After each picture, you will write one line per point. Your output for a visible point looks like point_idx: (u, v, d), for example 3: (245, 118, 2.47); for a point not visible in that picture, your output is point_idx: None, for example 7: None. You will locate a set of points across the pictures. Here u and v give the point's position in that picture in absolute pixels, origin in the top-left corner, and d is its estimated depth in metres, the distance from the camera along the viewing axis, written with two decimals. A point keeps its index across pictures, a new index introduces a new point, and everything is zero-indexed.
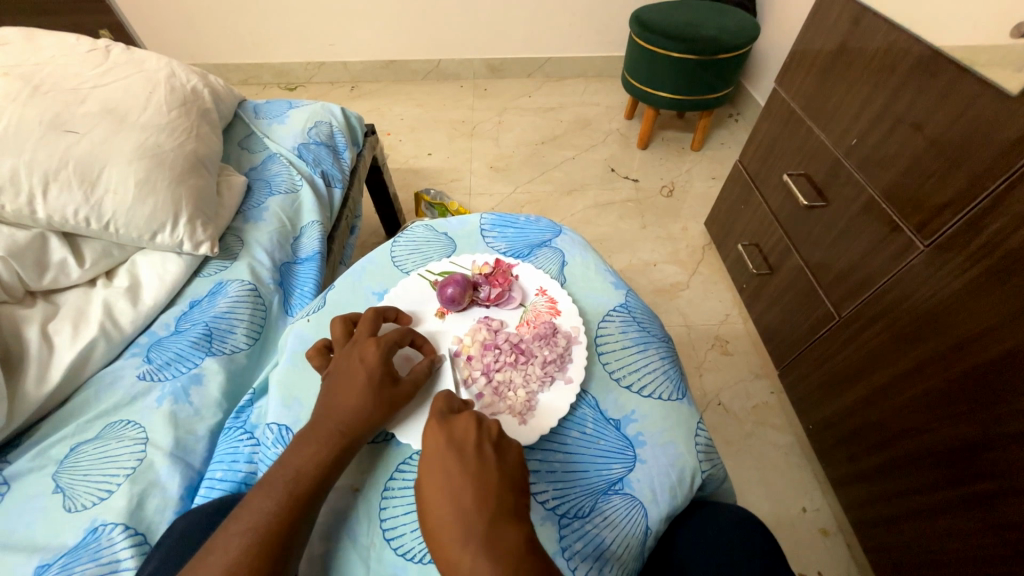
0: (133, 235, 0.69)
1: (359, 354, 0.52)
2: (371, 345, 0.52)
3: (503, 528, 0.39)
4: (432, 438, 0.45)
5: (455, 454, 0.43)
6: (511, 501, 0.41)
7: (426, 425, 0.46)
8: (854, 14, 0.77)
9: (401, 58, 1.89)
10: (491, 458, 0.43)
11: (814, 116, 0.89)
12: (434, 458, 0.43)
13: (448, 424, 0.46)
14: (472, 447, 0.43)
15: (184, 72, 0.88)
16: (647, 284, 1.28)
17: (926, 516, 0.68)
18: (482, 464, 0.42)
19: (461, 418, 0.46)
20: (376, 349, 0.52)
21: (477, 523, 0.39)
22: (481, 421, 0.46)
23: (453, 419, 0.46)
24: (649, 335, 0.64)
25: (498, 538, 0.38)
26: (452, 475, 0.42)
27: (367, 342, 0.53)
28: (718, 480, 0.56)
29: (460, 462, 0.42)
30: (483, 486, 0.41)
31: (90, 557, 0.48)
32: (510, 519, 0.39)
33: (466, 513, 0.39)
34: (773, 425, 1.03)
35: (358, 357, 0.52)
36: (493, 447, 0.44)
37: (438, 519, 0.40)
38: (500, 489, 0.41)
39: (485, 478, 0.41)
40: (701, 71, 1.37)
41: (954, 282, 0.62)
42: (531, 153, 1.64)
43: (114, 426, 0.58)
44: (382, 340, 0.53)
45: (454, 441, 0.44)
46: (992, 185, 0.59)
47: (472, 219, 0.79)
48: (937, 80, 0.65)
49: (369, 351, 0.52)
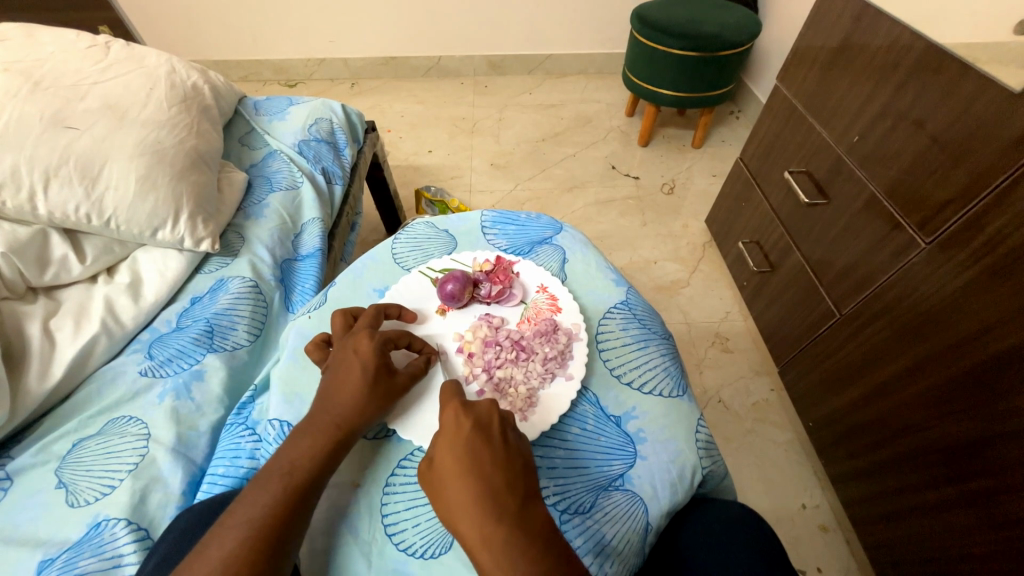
0: (134, 231, 0.69)
1: (353, 346, 0.52)
2: (364, 336, 0.52)
3: (532, 510, 0.40)
4: (454, 421, 0.44)
5: (482, 437, 0.43)
6: (534, 485, 0.42)
7: (446, 407, 0.46)
8: (856, 11, 0.77)
9: (402, 54, 1.89)
10: (515, 443, 0.44)
11: (815, 113, 0.89)
12: (458, 440, 0.43)
13: (471, 407, 0.46)
14: (498, 433, 0.44)
15: (184, 68, 0.88)
16: (648, 281, 1.28)
17: (924, 512, 0.68)
18: (508, 447, 0.43)
19: (484, 403, 0.46)
20: (370, 340, 0.52)
21: (510, 503, 0.40)
22: (501, 408, 0.47)
23: (473, 404, 0.46)
24: (650, 332, 0.64)
25: (530, 517, 0.39)
26: (481, 456, 0.42)
27: (361, 333, 0.53)
28: (718, 477, 0.56)
29: (488, 444, 0.43)
30: (512, 469, 0.42)
31: (93, 552, 0.48)
32: (534, 502, 0.41)
33: (497, 493, 0.40)
34: (773, 422, 1.03)
35: (353, 349, 0.52)
36: (514, 433, 0.45)
37: (466, 499, 0.40)
38: (525, 473, 0.42)
39: (513, 462, 0.42)
40: (703, 68, 1.36)
41: (954, 280, 0.63)
42: (531, 150, 1.64)
43: (117, 422, 0.58)
44: (377, 334, 0.53)
45: (479, 424, 0.44)
46: (994, 183, 0.59)
47: (473, 216, 0.79)
48: (940, 76, 0.65)
49: (363, 342, 0.52)
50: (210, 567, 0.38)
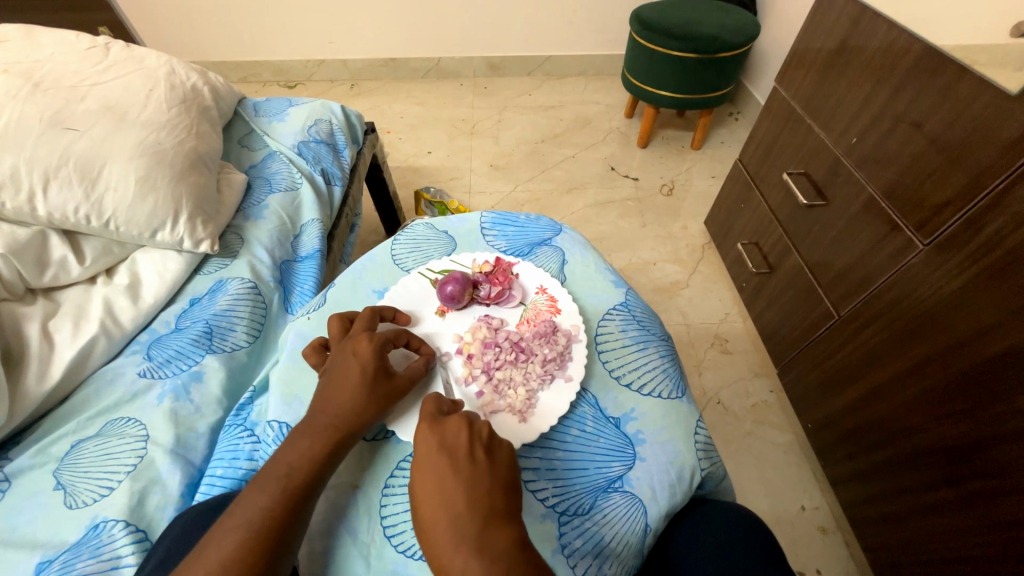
0: (133, 233, 0.69)
1: (352, 348, 0.52)
2: (364, 339, 0.53)
3: (495, 530, 0.39)
4: (424, 442, 0.45)
5: (447, 457, 0.43)
6: (502, 504, 0.41)
7: (418, 428, 0.47)
8: (854, 13, 0.77)
9: (401, 56, 1.89)
10: (482, 460, 0.43)
11: (814, 115, 0.89)
12: (424, 461, 0.44)
13: (439, 426, 0.46)
14: (464, 451, 0.44)
15: (184, 69, 0.88)
16: (647, 282, 1.28)
17: (924, 514, 0.68)
18: (473, 465, 0.43)
19: (452, 421, 0.46)
20: (370, 343, 0.52)
21: (468, 527, 0.39)
22: (471, 423, 0.46)
23: (444, 420, 0.46)
24: (649, 333, 0.64)
25: (490, 540, 0.38)
26: (444, 477, 0.42)
27: (361, 336, 0.53)
28: (717, 479, 0.56)
29: (451, 465, 0.43)
30: (473, 490, 0.41)
31: (91, 553, 0.48)
32: (502, 521, 0.40)
33: (457, 517, 0.40)
34: (772, 424, 1.03)
35: (353, 352, 0.52)
36: (484, 448, 0.44)
37: (431, 522, 0.40)
38: (490, 492, 0.41)
39: (477, 481, 0.42)
40: (702, 69, 1.37)
41: (952, 281, 0.63)
42: (531, 152, 1.64)
43: (115, 423, 0.58)
44: (376, 336, 0.53)
45: (446, 443, 0.44)
46: (992, 184, 0.59)
47: (472, 218, 0.79)
48: (937, 79, 0.65)
49: (362, 344, 0.52)
50: (208, 569, 0.38)
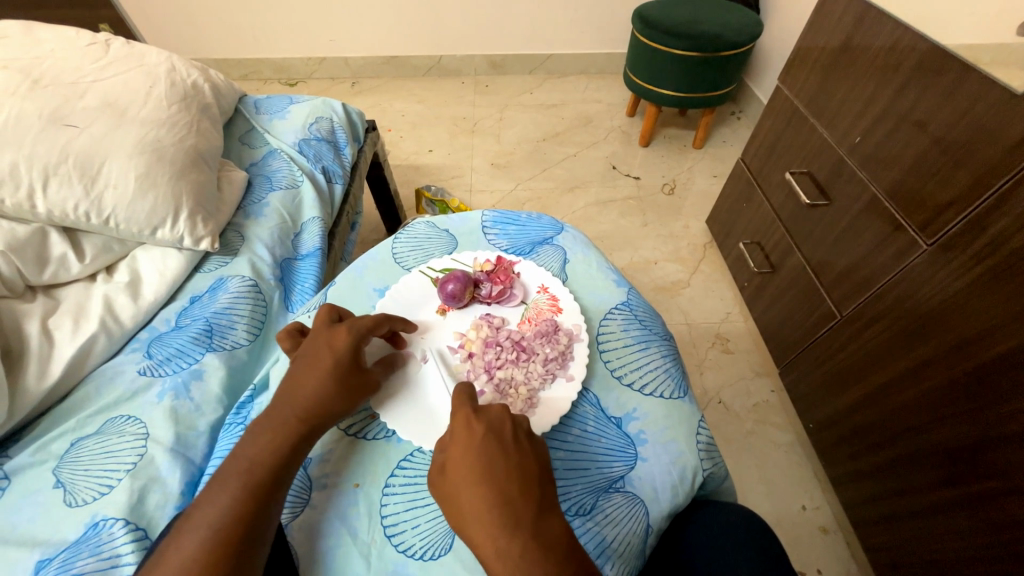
0: (133, 230, 0.68)
1: (328, 342, 0.52)
2: (341, 333, 0.52)
3: (546, 521, 0.40)
4: (466, 428, 0.45)
5: (495, 441, 0.44)
6: (548, 494, 0.42)
7: (458, 414, 0.46)
8: (858, 11, 0.77)
9: (403, 54, 1.89)
10: (529, 450, 0.44)
11: (817, 114, 0.88)
12: (473, 446, 0.43)
13: (483, 413, 0.46)
14: (511, 438, 0.44)
15: (184, 67, 0.87)
16: (649, 282, 1.28)
17: (926, 514, 0.68)
18: (521, 454, 0.43)
19: (495, 409, 0.46)
20: (346, 336, 0.52)
21: (523, 513, 0.39)
22: (513, 415, 0.47)
23: (486, 409, 0.46)
24: (651, 333, 0.64)
25: (544, 529, 0.39)
26: (494, 462, 0.42)
27: (338, 329, 0.53)
28: (719, 478, 0.56)
29: (501, 451, 0.43)
30: (526, 477, 0.42)
31: (90, 552, 0.48)
32: (550, 512, 0.41)
33: (512, 503, 0.40)
34: (774, 424, 1.03)
35: (328, 343, 0.52)
36: (527, 439, 0.45)
37: (478, 510, 0.40)
38: (541, 481, 0.42)
39: (528, 471, 0.42)
40: (703, 67, 1.36)
41: (956, 281, 0.62)
42: (532, 150, 1.64)
43: (115, 421, 0.58)
44: (353, 329, 0.53)
45: (493, 430, 0.45)
46: (996, 184, 0.58)
47: (473, 216, 0.79)
48: (943, 77, 0.65)
49: (338, 337, 0.52)
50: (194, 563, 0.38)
